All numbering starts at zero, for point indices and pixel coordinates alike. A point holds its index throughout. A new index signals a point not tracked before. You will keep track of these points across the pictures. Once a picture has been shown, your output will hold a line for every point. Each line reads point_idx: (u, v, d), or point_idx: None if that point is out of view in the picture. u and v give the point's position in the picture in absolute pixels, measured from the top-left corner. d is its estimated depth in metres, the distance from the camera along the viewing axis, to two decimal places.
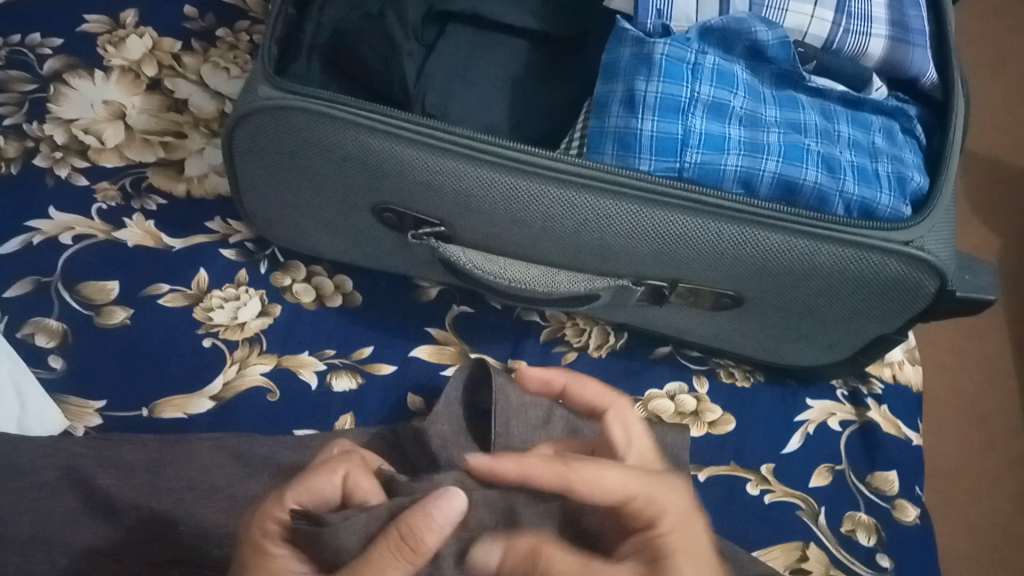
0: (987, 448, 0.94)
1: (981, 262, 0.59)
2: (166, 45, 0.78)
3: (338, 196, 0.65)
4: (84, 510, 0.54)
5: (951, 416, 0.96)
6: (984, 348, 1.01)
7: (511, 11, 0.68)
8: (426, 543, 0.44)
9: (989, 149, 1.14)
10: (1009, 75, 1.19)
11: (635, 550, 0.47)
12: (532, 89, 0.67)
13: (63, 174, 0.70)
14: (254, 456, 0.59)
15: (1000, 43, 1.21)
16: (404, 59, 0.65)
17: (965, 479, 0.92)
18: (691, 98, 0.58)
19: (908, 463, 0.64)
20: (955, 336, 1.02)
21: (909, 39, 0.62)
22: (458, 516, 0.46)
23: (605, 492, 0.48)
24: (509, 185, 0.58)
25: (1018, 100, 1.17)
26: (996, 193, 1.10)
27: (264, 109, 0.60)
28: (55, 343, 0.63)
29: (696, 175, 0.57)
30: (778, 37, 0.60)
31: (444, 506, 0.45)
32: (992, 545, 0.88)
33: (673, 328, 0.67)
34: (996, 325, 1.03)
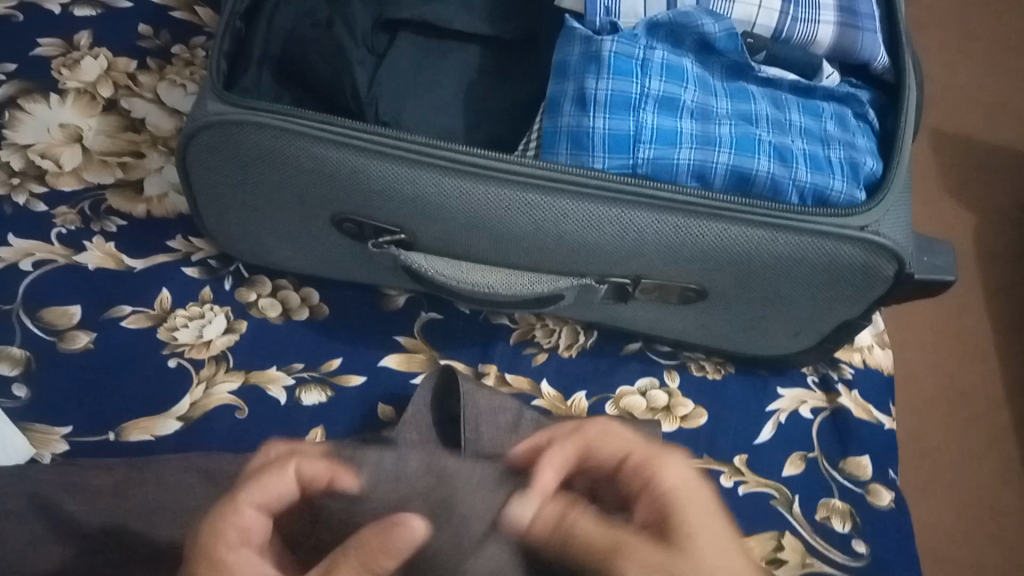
0: (957, 423, 0.97)
1: (940, 243, 0.62)
2: (123, 65, 0.80)
3: (299, 208, 0.64)
4: (52, 537, 0.55)
5: (927, 392, 0.98)
6: (959, 325, 1.04)
7: (461, 16, 0.68)
8: (382, 566, 0.47)
9: (953, 125, 1.18)
10: (975, 51, 1.24)
11: (649, 512, 0.50)
12: (490, 90, 0.67)
13: (20, 201, 0.71)
14: (222, 473, 0.59)
15: (965, 20, 1.26)
16: (356, 66, 0.65)
17: (945, 456, 0.94)
18: (641, 94, 0.58)
19: (876, 446, 0.69)
20: (933, 315, 1.04)
21: (859, 24, 0.62)
22: (414, 542, 0.48)
23: (611, 452, 0.54)
24: (469, 191, 0.58)
25: (981, 75, 1.22)
26: (961, 169, 1.15)
27: (215, 125, 0.59)
28: (18, 371, 0.64)
29: (650, 171, 0.57)
30: (725, 29, 0.59)
31: (404, 534, 0.48)
32: (978, 521, 0.91)
33: (645, 324, 0.69)
34: (974, 300, 1.06)
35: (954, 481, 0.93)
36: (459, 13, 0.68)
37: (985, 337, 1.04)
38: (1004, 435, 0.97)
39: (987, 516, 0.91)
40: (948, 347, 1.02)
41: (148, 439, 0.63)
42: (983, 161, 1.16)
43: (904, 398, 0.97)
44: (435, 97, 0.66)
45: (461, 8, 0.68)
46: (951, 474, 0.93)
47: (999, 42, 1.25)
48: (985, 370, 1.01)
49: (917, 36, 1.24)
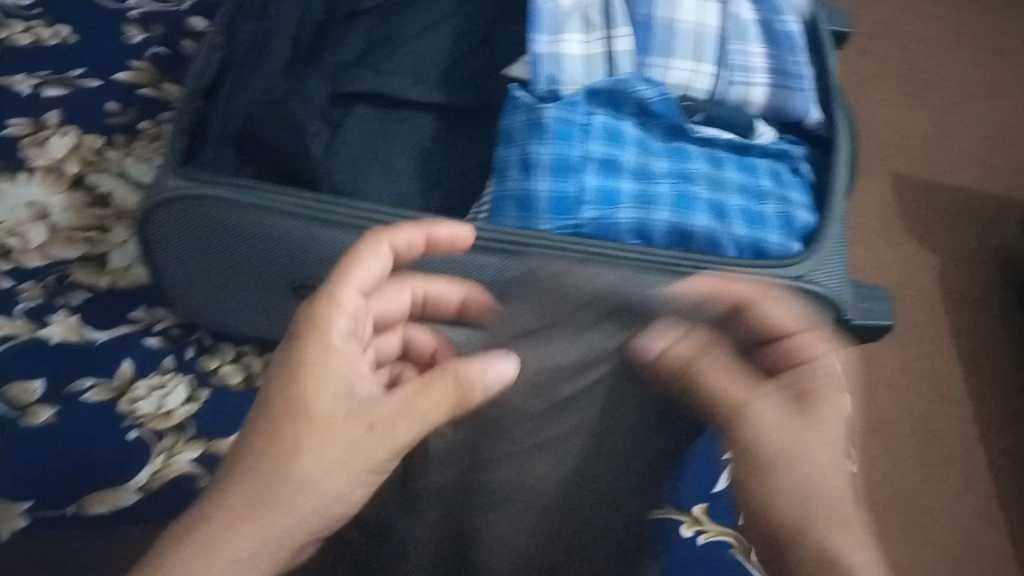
0: (930, 461, 0.97)
1: (879, 290, 0.65)
2: (90, 141, 0.82)
3: (258, 279, 0.66)
4: None
5: (900, 431, 0.99)
6: (932, 365, 1.04)
7: (413, 87, 0.70)
8: (477, 395, 0.49)
9: (914, 168, 1.20)
10: (932, 94, 1.27)
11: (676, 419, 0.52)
12: (443, 156, 0.69)
13: None
14: None
15: (920, 64, 1.30)
16: (311, 139, 0.66)
17: (917, 497, 0.95)
18: (582, 157, 0.60)
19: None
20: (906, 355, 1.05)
21: (790, 84, 0.65)
22: (506, 380, 0.49)
23: (780, 325, 0.53)
24: (419, 255, 0.60)
25: (940, 116, 1.25)
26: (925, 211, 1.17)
27: (171, 201, 0.61)
28: None
29: (594, 231, 0.59)
30: (659, 93, 0.63)
31: (500, 368, 0.49)
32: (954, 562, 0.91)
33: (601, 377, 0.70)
34: (947, 340, 1.07)
35: (927, 521, 0.93)
36: (412, 84, 0.71)
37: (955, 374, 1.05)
38: (976, 472, 0.98)
39: (964, 557, 0.92)
40: (920, 386, 1.03)
41: (108, 512, 0.64)
42: (946, 201, 1.18)
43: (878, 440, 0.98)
44: (390, 165, 0.68)
45: (415, 80, 0.71)
46: (924, 513, 0.94)
47: (953, 85, 1.28)
48: (955, 408, 1.02)
49: (877, 82, 1.27)
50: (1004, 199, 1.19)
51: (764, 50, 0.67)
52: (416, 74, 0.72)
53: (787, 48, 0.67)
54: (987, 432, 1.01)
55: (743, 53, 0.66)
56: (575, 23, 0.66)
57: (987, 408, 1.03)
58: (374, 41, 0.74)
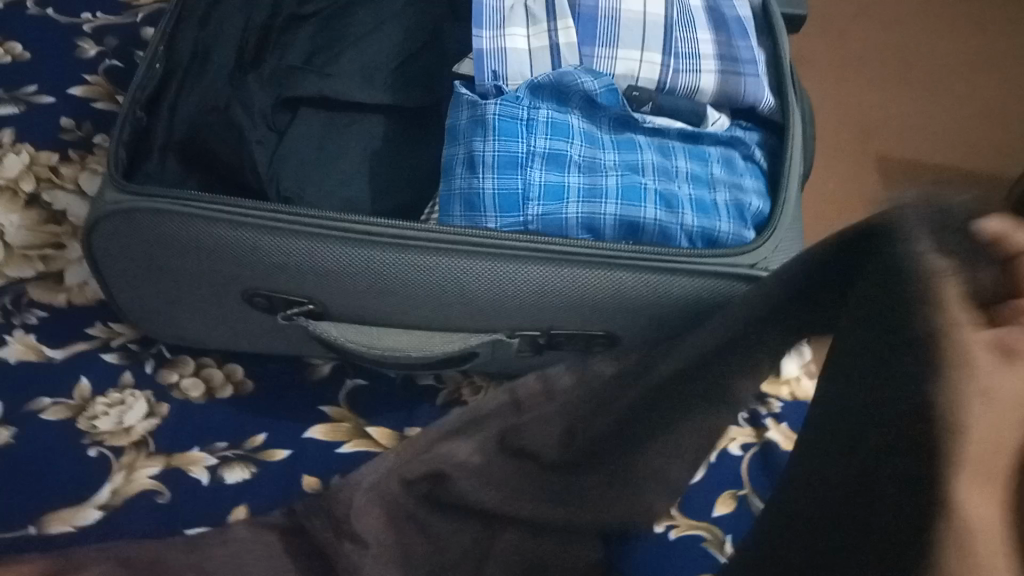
0: None
1: None
2: (45, 158, 0.81)
3: (209, 289, 0.65)
4: None
5: None
6: None
7: (359, 89, 0.70)
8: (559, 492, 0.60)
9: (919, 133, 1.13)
10: (926, 56, 1.21)
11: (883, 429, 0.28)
12: (394, 156, 0.69)
13: None
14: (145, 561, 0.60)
15: (912, 25, 1.24)
16: (255, 147, 0.65)
17: None
18: (528, 153, 0.59)
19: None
20: None
21: (740, 69, 0.64)
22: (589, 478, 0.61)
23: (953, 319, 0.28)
24: (367, 259, 0.59)
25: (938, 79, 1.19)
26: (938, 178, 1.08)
27: (112, 215, 0.59)
28: None
29: (541, 227, 0.58)
30: (605, 85, 0.62)
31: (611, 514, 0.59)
32: None
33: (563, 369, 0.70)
34: None
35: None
36: (359, 86, 0.70)
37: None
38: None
39: None
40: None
41: (69, 530, 0.63)
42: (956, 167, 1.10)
43: None
44: (341, 171, 0.67)
45: (361, 82, 0.70)
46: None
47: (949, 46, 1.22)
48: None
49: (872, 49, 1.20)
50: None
51: (712, 35, 0.66)
52: (363, 76, 0.71)
53: (735, 33, 0.66)
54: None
55: (690, 38, 0.66)
56: (518, 16, 0.66)
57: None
58: (321, 43, 0.73)
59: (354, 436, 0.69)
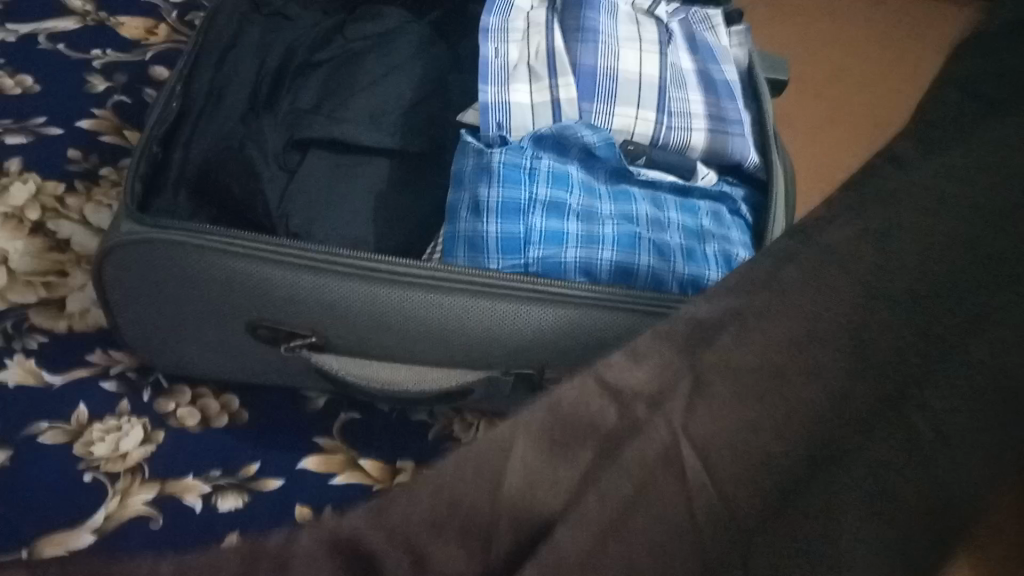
0: None
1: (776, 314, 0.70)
2: (52, 188, 0.83)
3: (215, 320, 0.67)
4: None
5: None
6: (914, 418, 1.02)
7: (367, 132, 0.73)
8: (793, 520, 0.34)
9: None
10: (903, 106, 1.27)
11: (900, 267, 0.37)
12: (398, 198, 0.71)
13: None
14: None
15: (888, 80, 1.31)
16: (266, 186, 0.68)
17: None
18: (529, 199, 0.62)
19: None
20: None
21: (728, 129, 0.68)
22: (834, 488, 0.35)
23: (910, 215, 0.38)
24: (372, 295, 0.62)
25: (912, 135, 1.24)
26: None
27: (128, 244, 0.62)
28: None
29: (540, 270, 0.61)
30: (602, 138, 0.65)
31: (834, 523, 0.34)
32: None
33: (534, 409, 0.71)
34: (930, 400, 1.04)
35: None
36: (366, 131, 0.73)
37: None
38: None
39: None
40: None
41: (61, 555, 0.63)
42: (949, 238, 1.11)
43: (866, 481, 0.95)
44: (345, 210, 0.69)
45: (369, 125, 0.74)
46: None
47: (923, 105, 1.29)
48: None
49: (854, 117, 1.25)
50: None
51: (703, 96, 0.70)
52: (371, 122, 0.74)
53: (724, 95, 0.71)
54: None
55: (681, 99, 0.70)
56: (521, 74, 0.70)
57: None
58: (330, 90, 0.77)
59: (347, 469, 0.71)
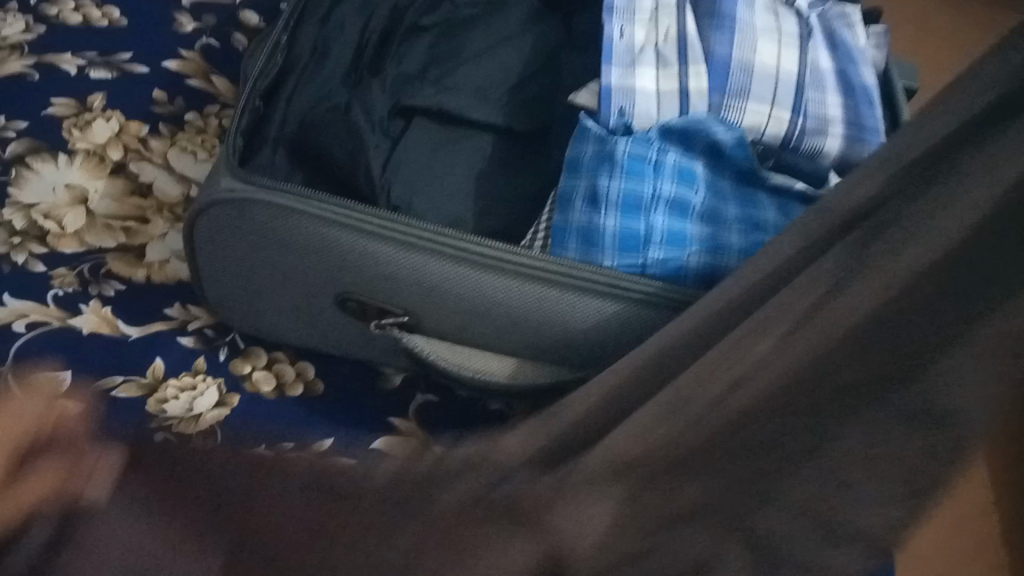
0: None
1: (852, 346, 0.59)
2: (135, 128, 0.80)
3: (304, 286, 0.64)
4: None
5: None
6: None
7: (475, 105, 0.68)
8: None
9: None
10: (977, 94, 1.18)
11: None
12: (501, 179, 0.67)
13: (19, 260, 0.71)
14: None
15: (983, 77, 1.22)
16: (370, 152, 0.64)
17: None
18: (652, 196, 0.58)
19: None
20: None
21: (866, 137, 0.63)
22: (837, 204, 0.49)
23: None
24: (473, 280, 0.59)
25: None
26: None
27: (225, 201, 0.59)
28: None
29: (659, 272, 0.57)
30: (735, 137, 0.60)
31: None
32: None
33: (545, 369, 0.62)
34: None
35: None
36: (473, 101, 0.69)
37: None
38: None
39: None
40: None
41: None
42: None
43: None
44: (447, 183, 0.65)
45: (478, 98, 0.69)
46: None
47: None
48: None
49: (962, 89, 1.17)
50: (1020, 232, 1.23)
51: (841, 100, 0.65)
52: (478, 94, 0.69)
53: (862, 100, 0.65)
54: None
55: (816, 99, 0.65)
56: (648, 58, 0.65)
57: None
58: (435, 56, 0.72)
59: None
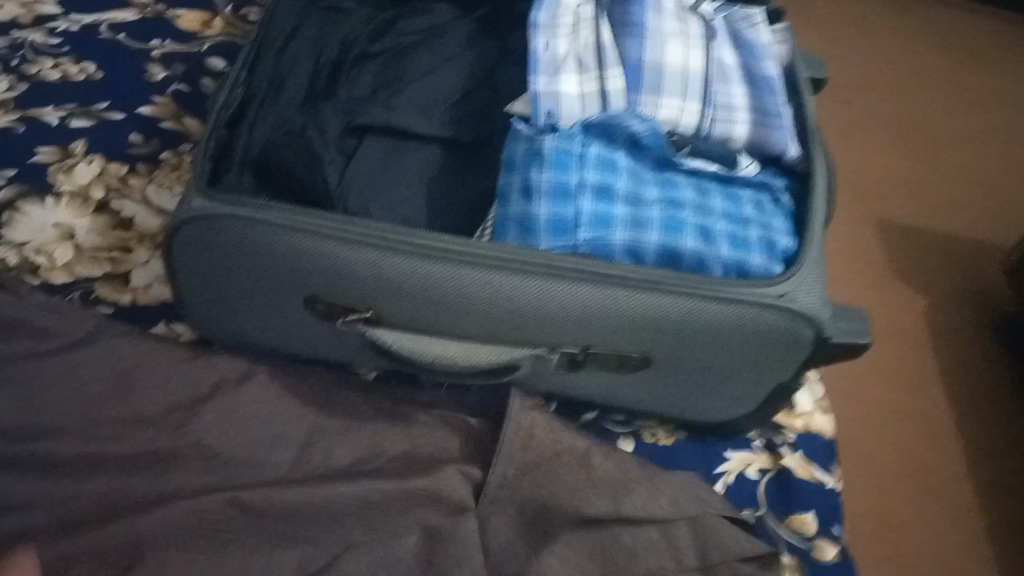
0: (931, 492, 1.05)
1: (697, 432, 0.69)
2: (116, 170, 0.87)
3: (273, 292, 0.70)
4: None
5: (940, 446, 1.09)
6: (946, 432, 1.11)
7: (421, 121, 0.76)
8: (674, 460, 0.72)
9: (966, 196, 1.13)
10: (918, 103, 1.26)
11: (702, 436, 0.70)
12: (449, 183, 0.74)
13: (30, 278, 0.79)
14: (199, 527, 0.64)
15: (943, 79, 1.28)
16: (325, 167, 0.72)
17: (919, 479, 1.06)
18: (578, 183, 0.66)
19: (817, 502, 0.76)
20: (1006, 418, 1.13)
21: (770, 122, 0.71)
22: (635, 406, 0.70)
23: None
24: (424, 270, 0.64)
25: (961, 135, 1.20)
26: (975, 392, 1.15)
27: (196, 218, 0.66)
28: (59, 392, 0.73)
29: (589, 251, 0.65)
30: (650, 128, 0.68)
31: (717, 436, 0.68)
32: (909, 530, 1.01)
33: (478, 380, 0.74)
34: (968, 419, 1.12)
35: (883, 441, 1.08)
36: (416, 117, 0.76)
37: (1005, 415, 1.14)
38: (960, 483, 1.06)
39: (914, 527, 1.01)
40: (883, 326, 1.21)
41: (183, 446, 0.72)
42: (1014, 411, 1.14)
43: (897, 467, 1.06)
44: (399, 191, 0.73)
45: (421, 115, 0.77)
46: (929, 457, 1.08)
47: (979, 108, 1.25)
48: (956, 439, 1.10)
49: None
50: (950, 235, 1.34)
51: (745, 89, 0.73)
52: (427, 112, 0.77)
53: (765, 90, 0.74)
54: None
55: (727, 93, 0.73)
56: (571, 65, 0.72)
57: (1012, 383, 1.17)
58: (384, 80, 0.80)
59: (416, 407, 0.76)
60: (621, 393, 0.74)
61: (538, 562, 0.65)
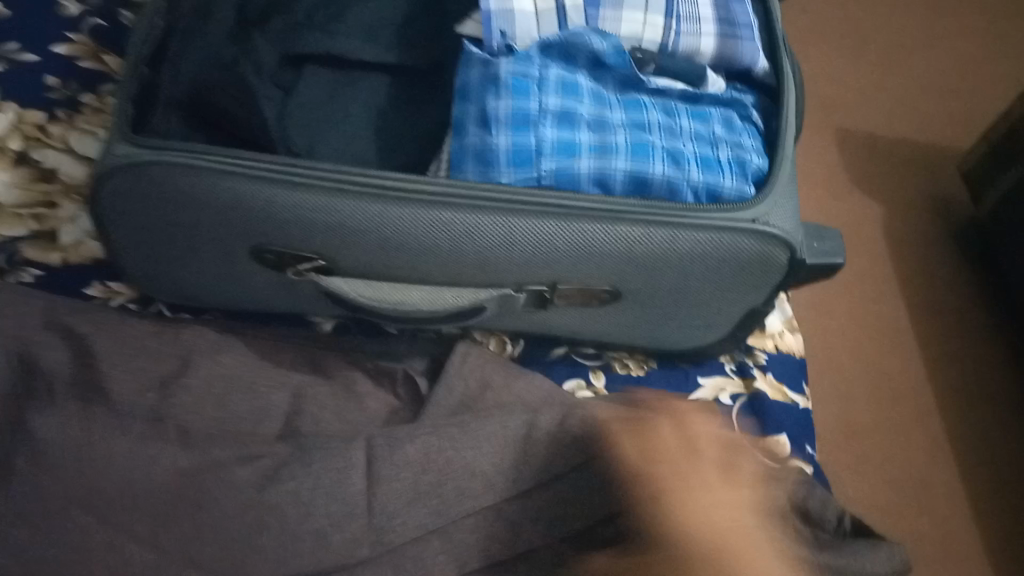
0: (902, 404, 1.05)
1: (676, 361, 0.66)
2: (32, 117, 0.80)
3: (216, 243, 0.65)
4: None
5: (908, 358, 1.09)
6: (914, 343, 1.11)
7: (364, 48, 0.70)
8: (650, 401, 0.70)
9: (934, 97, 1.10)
10: None
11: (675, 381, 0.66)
12: (399, 115, 0.69)
13: None
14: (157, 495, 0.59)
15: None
16: (260, 100, 0.64)
17: (889, 391, 1.06)
18: (539, 110, 0.61)
19: (791, 424, 0.75)
20: (971, 325, 1.13)
21: (738, 33, 0.67)
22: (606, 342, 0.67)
23: None
24: (377, 212, 0.60)
25: None
26: (940, 300, 1.15)
27: (122, 168, 0.60)
28: None
29: (554, 182, 0.60)
30: (612, 45, 0.64)
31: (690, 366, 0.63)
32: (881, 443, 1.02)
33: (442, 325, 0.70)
34: (933, 329, 1.12)
35: (853, 355, 1.08)
36: (360, 44, 0.70)
37: (971, 322, 1.14)
38: (927, 392, 1.07)
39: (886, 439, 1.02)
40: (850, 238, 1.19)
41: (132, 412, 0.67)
42: (978, 317, 1.14)
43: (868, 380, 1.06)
44: (345, 126, 0.68)
45: (365, 40, 0.71)
46: (897, 368, 1.08)
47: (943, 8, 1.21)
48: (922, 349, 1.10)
49: None
50: (913, 142, 1.31)
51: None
52: (371, 37, 0.71)
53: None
54: (989, 367, 1.10)
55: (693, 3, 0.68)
56: None
57: (975, 289, 1.17)
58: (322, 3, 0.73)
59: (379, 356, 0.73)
60: (592, 328, 0.71)
61: (517, 506, 0.62)
